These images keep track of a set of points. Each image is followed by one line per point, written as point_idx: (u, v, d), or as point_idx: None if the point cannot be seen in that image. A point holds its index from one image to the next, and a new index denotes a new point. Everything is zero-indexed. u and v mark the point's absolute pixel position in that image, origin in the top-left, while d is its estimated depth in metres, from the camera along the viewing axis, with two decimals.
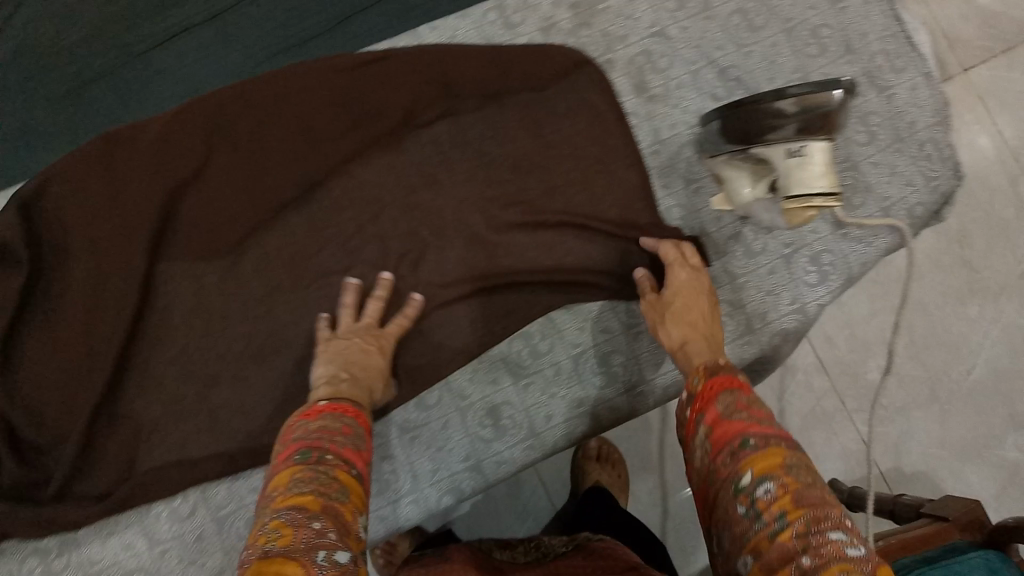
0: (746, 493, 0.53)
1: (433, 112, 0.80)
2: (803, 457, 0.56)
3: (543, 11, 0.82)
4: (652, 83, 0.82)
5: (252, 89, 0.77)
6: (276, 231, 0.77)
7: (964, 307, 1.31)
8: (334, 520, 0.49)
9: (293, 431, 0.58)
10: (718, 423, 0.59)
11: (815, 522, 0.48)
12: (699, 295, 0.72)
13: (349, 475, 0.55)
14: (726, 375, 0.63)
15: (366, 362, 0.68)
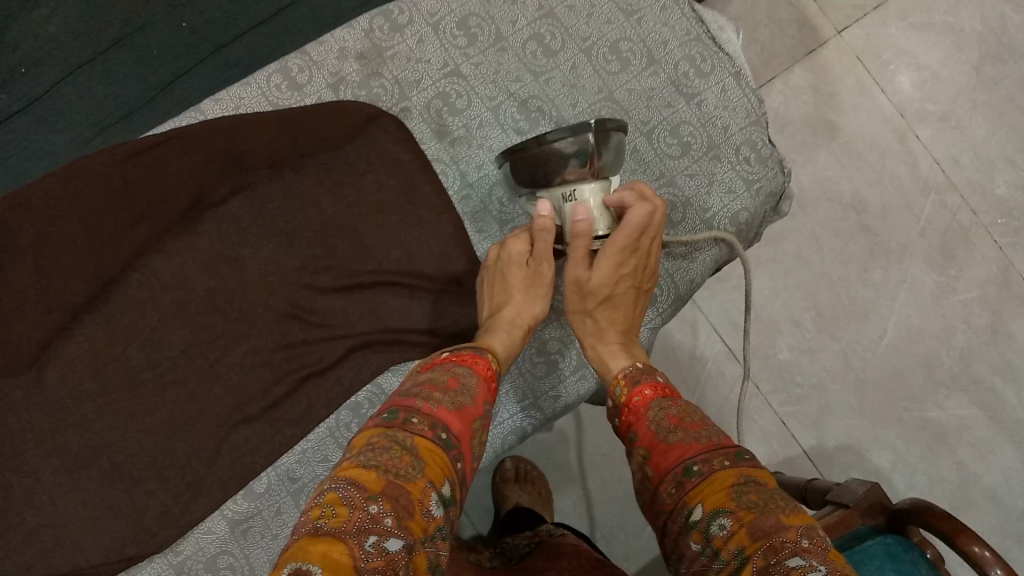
0: (699, 529, 0.50)
1: (225, 188, 0.78)
2: (747, 467, 0.53)
3: (330, 66, 0.81)
4: (452, 125, 0.81)
5: (31, 194, 0.74)
6: (75, 339, 0.74)
7: (868, 273, 1.23)
8: (395, 499, 0.48)
9: (401, 384, 0.61)
10: (656, 448, 0.57)
11: (774, 552, 0.45)
12: (624, 286, 0.70)
13: (432, 443, 0.54)
14: (646, 386, 0.63)
15: (499, 294, 0.71)
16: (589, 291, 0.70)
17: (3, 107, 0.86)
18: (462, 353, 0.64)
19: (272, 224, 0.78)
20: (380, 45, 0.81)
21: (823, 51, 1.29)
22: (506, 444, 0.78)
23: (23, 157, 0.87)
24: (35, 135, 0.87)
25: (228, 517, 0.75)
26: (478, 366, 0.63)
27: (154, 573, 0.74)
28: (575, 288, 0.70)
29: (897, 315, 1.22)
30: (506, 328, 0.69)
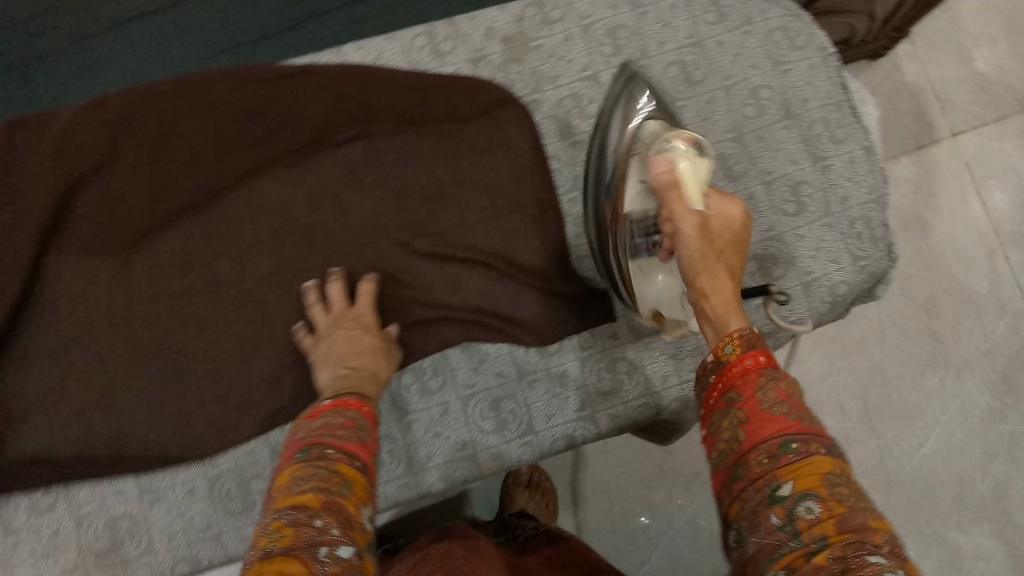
0: (782, 505, 0.45)
1: (348, 131, 0.79)
2: (842, 461, 0.48)
3: (475, 42, 0.81)
4: (577, 128, 0.80)
5: (162, 88, 0.78)
6: (172, 235, 0.77)
7: (924, 378, 1.21)
8: (335, 514, 0.50)
9: (296, 432, 0.59)
10: (755, 414, 0.51)
11: (857, 549, 0.41)
12: (736, 248, 0.64)
13: (353, 468, 0.55)
14: (758, 350, 0.55)
15: (360, 347, 0.71)
16: (711, 233, 0.62)
17: (142, 5, 0.91)
18: (343, 398, 0.63)
19: (382, 179, 0.79)
20: (528, 33, 0.82)
21: (934, 148, 1.29)
22: (554, 448, 0.76)
23: (150, 56, 0.90)
24: (166, 37, 0.90)
25: (270, 445, 0.75)
26: (364, 408, 0.63)
27: (188, 479, 0.74)
28: (695, 220, 0.62)
29: (942, 427, 1.18)
30: (366, 376, 0.68)
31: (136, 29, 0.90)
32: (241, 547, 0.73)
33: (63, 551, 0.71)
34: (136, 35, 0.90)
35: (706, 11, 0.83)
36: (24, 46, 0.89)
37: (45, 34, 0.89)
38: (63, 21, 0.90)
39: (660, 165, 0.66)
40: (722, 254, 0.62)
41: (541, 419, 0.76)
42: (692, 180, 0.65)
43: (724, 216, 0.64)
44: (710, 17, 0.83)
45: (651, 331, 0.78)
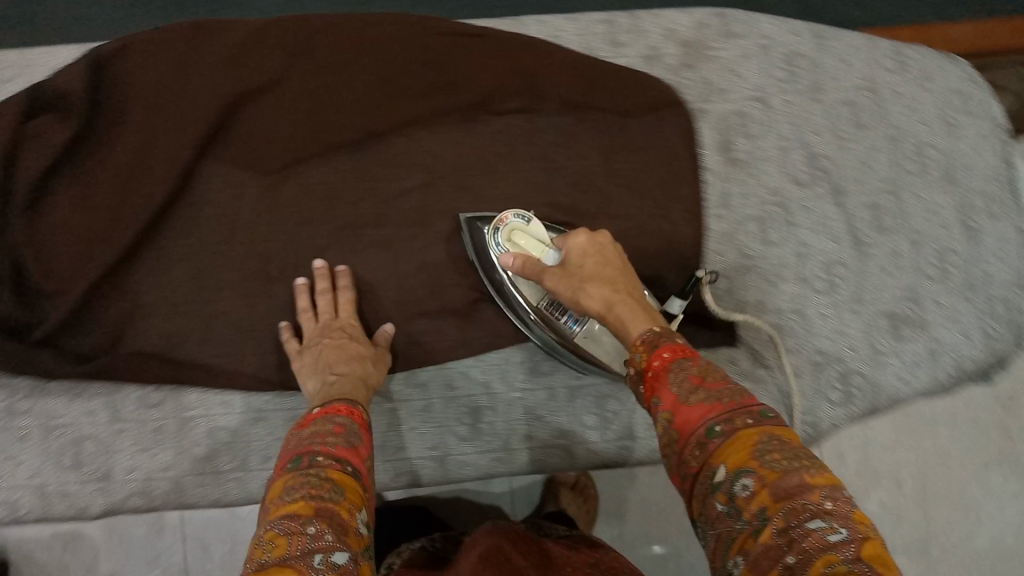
0: (722, 490, 0.47)
1: (513, 102, 0.78)
2: (771, 425, 0.49)
3: (653, 40, 0.80)
4: (738, 146, 0.79)
5: (341, 23, 0.77)
6: (323, 167, 0.76)
7: (987, 473, 1.10)
8: (330, 520, 0.48)
9: (287, 440, 0.58)
10: (677, 410, 0.52)
11: (795, 515, 0.42)
12: (607, 261, 0.66)
13: (344, 473, 0.53)
14: (667, 347, 0.56)
15: (350, 354, 0.69)
16: (570, 269, 0.66)
17: None
18: (332, 404, 0.62)
19: (534, 154, 0.78)
20: (707, 42, 0.80)
21: None
22: (650, 455, 0.79)
23: None
24: None
25: (381, 391, 0.77)
26: (354, 413, 0.62)
27: (294, 405, 0.75)
28: (552, 271, 0.67)
29: (995, 528, 1.09)
30: (356, 381, 0.67)
31: None
32: None
33: (162, 449, 0.74)
34: None
35: (887, 58, 0.83)
36: None
37: None
38: None
39: (504, 256, 0.70)
40: (596, 274, 0.65)
41: (644, 425, 0.79)
42: (532, 247, 0.71)
43: (574, 250, 0.68)
44: (889, 64, 0.82)
45: (771, 367, 0.78)
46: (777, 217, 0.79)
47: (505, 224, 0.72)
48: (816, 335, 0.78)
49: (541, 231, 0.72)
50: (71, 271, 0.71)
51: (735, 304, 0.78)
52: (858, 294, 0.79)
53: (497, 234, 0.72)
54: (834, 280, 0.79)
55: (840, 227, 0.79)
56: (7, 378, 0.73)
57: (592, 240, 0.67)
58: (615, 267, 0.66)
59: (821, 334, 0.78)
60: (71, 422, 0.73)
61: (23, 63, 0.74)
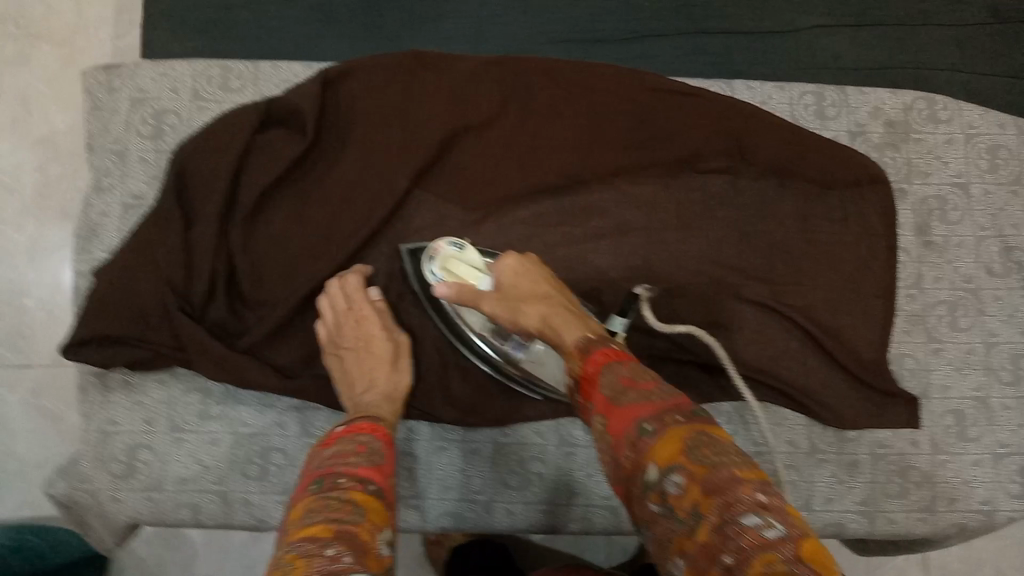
0: (654, 490, 0.47)
1: (717, 162, 0.80)
2: (700, 421, 0.49)
3: (860, 117, 0.81)
4: (935, 229, 0.80)
5: (561, 70, 0.80)
6: (526, 206, 0.79)
7: None
8: (348, 543, 0.47)
9: (310, 460, 0.57)
10: (609, 413, 0.52)
11: (729, 509, 0.43)
12: (539, 279, 0.67)
13: (366, 495, 0.52)
14: (599, 352, 0.57)
15: (370, 364, 0.69)
16: (504, 292, 0.67)
17: None
18: (354, 421, 0.61)
19: (730, 215, 0.80)
20: (913, 124, 0.81)
21: None
22: (824, 531, 0.75)
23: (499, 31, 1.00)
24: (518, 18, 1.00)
25: (560, 433, 0.77)
26: (377, 430, 0.61)
27: (476, 439, 0.76)
28: (486, 295, 0.67)
29: None
30: (381, 398, 0.67)
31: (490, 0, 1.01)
32: (505, 522, 0.75)
33: None
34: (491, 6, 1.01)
35: None
36: None
37: None
38: None
39: (437, 284, 0.69)
40: (528, 293, 0.66)
41: (819, 499, 0.75)
42: (468, 274, 0.70)
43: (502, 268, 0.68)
44: None
45: (951, 452, 0.77)
46: (969, 304, 0.79)
47: (438, 253, 0.71)
48: (998, 426, 0.77)
49: (475, 256, 0.71)
50: (281, 283, 0.74)
51: (920, 385, 0.77)
52: None
53: (432, 263, 0.71)
54: (1021, 372, 0.78)
55: None
56: (204, 381, 0.73)
57: (520, 262, 0.68)
58: (546, 284, 0.67)
59: (1004, 426, 0.77)
60: (260, 433, 0.73)
61: (253, 76, 0.79)
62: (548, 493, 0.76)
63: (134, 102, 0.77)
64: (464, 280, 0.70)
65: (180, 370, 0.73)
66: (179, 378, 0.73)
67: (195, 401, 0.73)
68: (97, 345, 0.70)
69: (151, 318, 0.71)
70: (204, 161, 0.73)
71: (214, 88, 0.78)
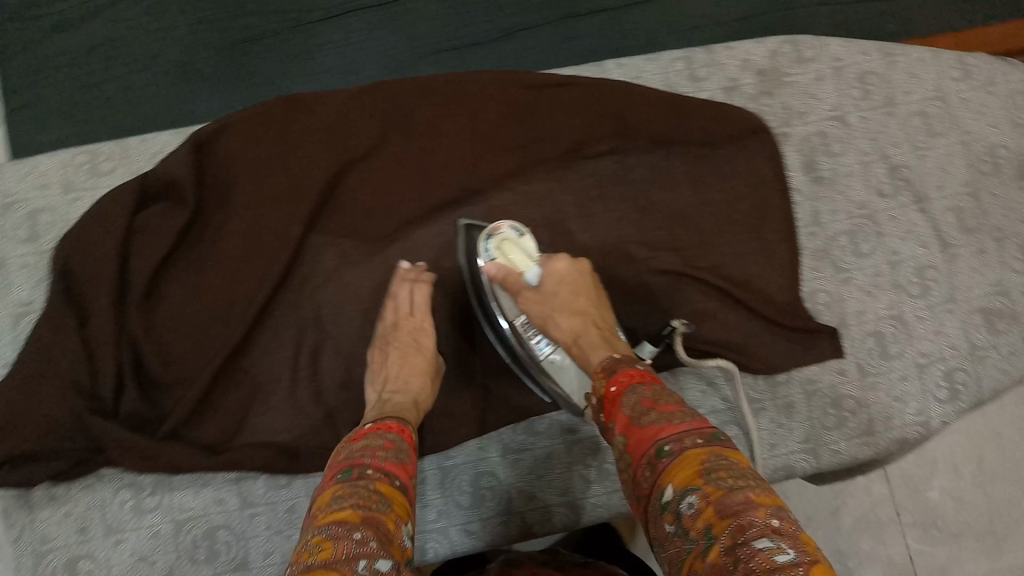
0: (671, 510, 0.47)
1: (604, 146, 0.80)
2: (720, 446, 0.50)
3: (730, 71, 0.83)
4: (822, 164, 0.82)
5: (435, 86, 0.80)
6: (426, 227, 0.77)
7: None
8: (375, 529, 0.47)
9: (338, 451, 0.56)
10: (632, 432, 0.54)
11: (740, 532, 0.42)
12: (582, 292, 0.70)
13: (393, 486, 0.53)
14: (626, 372, 0.60)
15: (408, 369, 0.68)
16: (545, 295, 0.71)
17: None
18: (383, 420, 0.60)
19: (629, 192, 0.79)
20: (782, 69, 0.83)
21: None
22: (775, 477, 0.76)
23: (366, 52, 0.99)
24: (381, 34, 0.99)
25: (503, 442, 0.76)
26: (404, 432, 0.60)
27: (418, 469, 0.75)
28: (528, 292, 0.72)
29: None
30: (409, 402, 0.65)
31: (351, 22, 0.99)
32: (466, 542, 0.74)
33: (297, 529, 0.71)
34: (352, 28, 0.99)
35: (953, 69, 0.86)
36: (240, 25, 0.97)
37: (266, 16, 0.97)
38: (281, 15, 0.98)
39: (487, 265, 0.72)
40: (567, 303, 0.70)
41: (765, 447, 0.76)
42: (517, 260, 0.72)
43: (554, 274, 0.71)
44: (956, 74, 0.86)
45: (877, 371, 0.78)
46: (867, 229, 0.81)
47: (498, 232, 0.72)
48: (917, 338, 0.79)
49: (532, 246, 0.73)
50: (195, 358, 0.71)
51: (838, 316, 0.79)
52: (951, 294, 0.80)
53: (488, 240, 0.72)
54: (928, 284, 0.80)
55: (927, 232, 0.81)
56: (132, 476, 0.71)
57: (572, 268, 0.71)
58: (589, 297, 0.70)
59: (922, 336, 0.79)
60: (200, 513, 0.71)
61: (123, 154, 0.76)
62: (503, 503, 0.74)
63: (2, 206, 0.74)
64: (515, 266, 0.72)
65: (104, 470, 0.71)
66: (106, 479, 0.71)
67: (127, 497, 0.71)
68: (10, 466, 0.67)
69: (62, 426, 0.68)
70: (86, 252, 0.70)
71: (84, 174, 0.75)
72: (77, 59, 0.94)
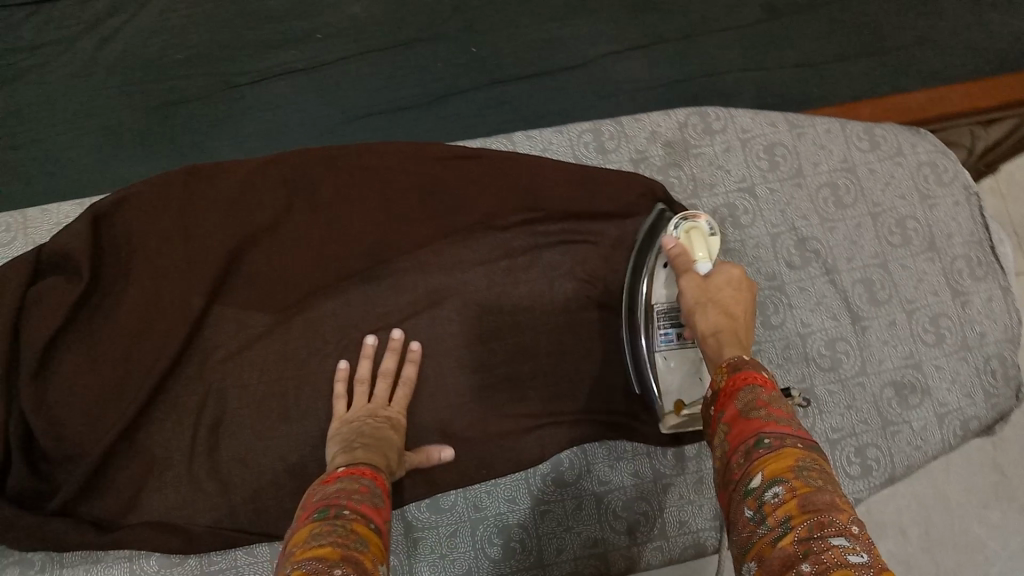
0: (754, 497, 0.43)
1: (515, 217, 0.80)
2: (820, 453, 0.46)
3: (638, 144, 0.85)
4: (731, 236, 0.82)
5: (342, 157, 0.80)
6: (335, 299, 0.77)
7: (986, 512, 1.04)
8: (355, 565, 0.44)
9: (312, 496, 0.54)
10: (735, 421, 0.50)
11: (819, 528, 0.39)
12: (747, 304, 0.62)
13: (368, 529, 0.50)
14: (750, 368, 0.53)
15: (381, 433, 0.66)
16: (708, 287, 0.63)
17: (289, 63, 1.00)
18: (357, 466, 0.59)
19: (538, 264, 0.80)
20: (689, 141, 0.86)
21: None
22: (684, 555, 0.77)
23: (291, 116, 0.99)
24: (306, 97, 1.00)
25: (406, 520, 0.74)
26: (379, 480, 0.58)
27: None
28: (693, 275, 0.64)
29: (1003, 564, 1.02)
30: (380, 451, 0.63)
31: (277, 86, 1.00)
32: None
33: None
34: (277, 92, 1.00)
35: (859, 138, 0.88)
36: (163, 88, 0.98)
37: (191, 79, 0.98)
38: (206, 79, 0.99)
39: (670, 239, 0.69)
40: (726, 301, 0.61)
41: (674, 524, 0.77)
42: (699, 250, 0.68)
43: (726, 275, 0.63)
44: (863, 144, 0.88)
45: None
46: (777, 300, 0.81)
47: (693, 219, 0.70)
48: (827, 413, 0.79)
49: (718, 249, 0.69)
50: (88, 432, 0.70)
51: None
52: (863, 366, 0.80)
53: (681, 222, 0.71)
54: (838, 356, 0.80)
55: (836, 304, 0.82)
56: (19, 553, 0.70)
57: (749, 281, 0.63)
58: (750, 313, 0.62)
59: (833, 410, 0.79)
60: None
61: (22, 225, 0.79)
62: None
63: None
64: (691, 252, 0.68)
65: None
66: None
67: None
68: None
69: None
70: None
71: None
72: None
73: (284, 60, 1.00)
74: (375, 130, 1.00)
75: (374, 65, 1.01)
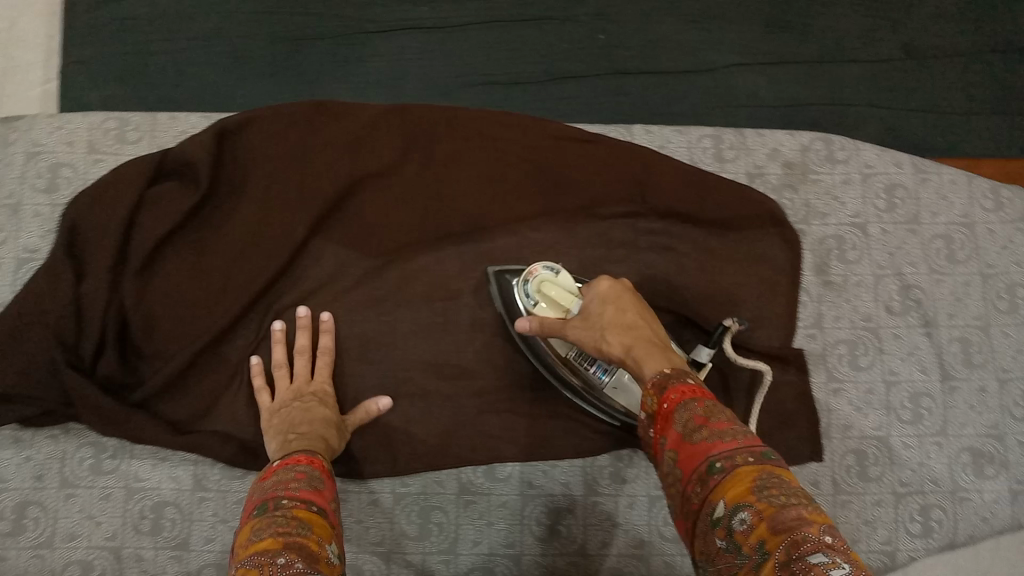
0: (722, 525, 0.44)
1: (619, 208, 0.80)
2: (771, 463, 0.46)
3: (757, 159, 0.84)
4: (834, 269, 0.81)
5: (462, 118, 0.81)
6: (431, 254, 0.78)
7: None
8: (299, 551, 0.46)
9: (250, 492, 0.55)
10: (681, 447, 0.50)
11: (795, 547, 0.40)
12: (626, 306, 0.63)
13: (310, 512, 0.51)
14: (676, 388, 0.53)
15: (310, 416, 0.67)
16: (592, 319, 0.63)
17: (421, 19, 1.01)
18: (292, 455, 0.59)
19: (633, 258, 0.79)
20: (810, 165, 0.84)
21: None
22: None
23: (413, 70, 1.00)
24: (431, 55, 1.01)
25: (461, 481, 0.75)
26: (315, 463, 0.59)
27: (373, 490, 0.75)
28: (576, 320, 0.65)
29: None
30: (318, 437, 0.64)
31: (405, 39, 1.01)
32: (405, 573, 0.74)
33: None
34: (405, 45, 1.01)
35: (985, 196, 0.85)
36: (298, 22, 1.00)
37: (326, 18, 1.00)
38: (340, 20, 1.00)
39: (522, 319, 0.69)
40: (614, 321, 0.61)
41: None
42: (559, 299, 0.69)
43: (595, 296, 0.64)
44: (987, 203, 0.85)
45: (852, 491, 0.76)
46: (868, 343, 0.79)
47: (534, 277, 0.71)
48: (899, 465, 0.77)
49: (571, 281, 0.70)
50: (181, 335, 0.73)
51: (823, 423, 0.77)
52: (944, 427, 0.78)
53: (526, 285, 0.71)
54: (921, 411, 0.78)
55: (929, 358, 0.80)
56: (96, 436, 0.73)
57: (615, 286, 0.65)
58: (638, 312, 0.62)
59: (903, 464, 0.77)
60: (154, 486, 0.73)
61: (151, 127, 0.82)
62: (447, 543, 0.74)
63: (28, 154, 0.79)
64: (560, 304, 0.69)
65: (72, 425, 0.73)
66: (72, 434, 0.73)
67: (87, 455, 0.72)
68: None
69: (37, 375, 0.70)
70: (95, 213, 0.73)
71: (111, 139, 0.81)
72: (140, 30, 0.98)
73: (417, 15, 1.01)
74: (491, 99, 1.01)
75: (503, 35, 1.02)
